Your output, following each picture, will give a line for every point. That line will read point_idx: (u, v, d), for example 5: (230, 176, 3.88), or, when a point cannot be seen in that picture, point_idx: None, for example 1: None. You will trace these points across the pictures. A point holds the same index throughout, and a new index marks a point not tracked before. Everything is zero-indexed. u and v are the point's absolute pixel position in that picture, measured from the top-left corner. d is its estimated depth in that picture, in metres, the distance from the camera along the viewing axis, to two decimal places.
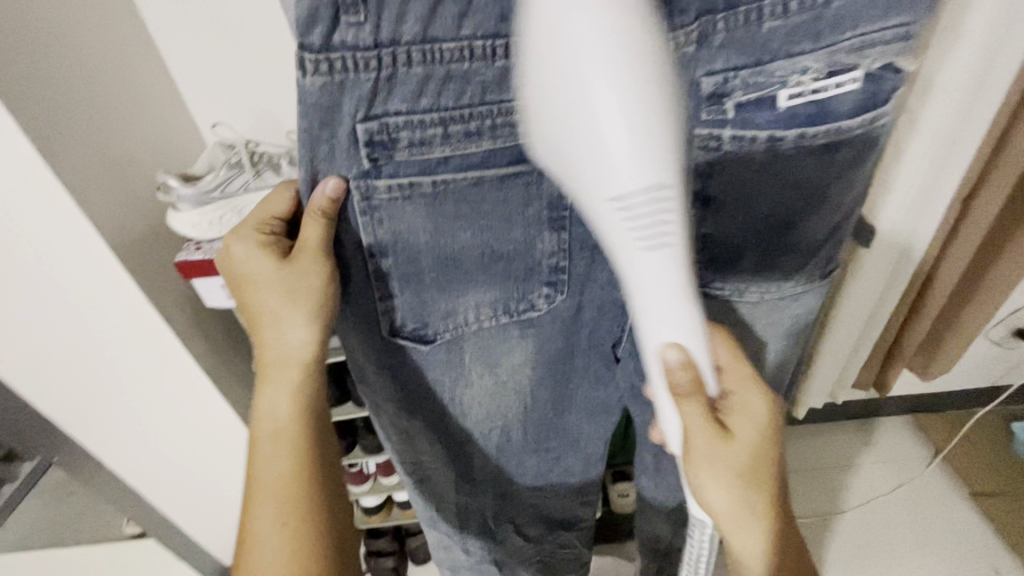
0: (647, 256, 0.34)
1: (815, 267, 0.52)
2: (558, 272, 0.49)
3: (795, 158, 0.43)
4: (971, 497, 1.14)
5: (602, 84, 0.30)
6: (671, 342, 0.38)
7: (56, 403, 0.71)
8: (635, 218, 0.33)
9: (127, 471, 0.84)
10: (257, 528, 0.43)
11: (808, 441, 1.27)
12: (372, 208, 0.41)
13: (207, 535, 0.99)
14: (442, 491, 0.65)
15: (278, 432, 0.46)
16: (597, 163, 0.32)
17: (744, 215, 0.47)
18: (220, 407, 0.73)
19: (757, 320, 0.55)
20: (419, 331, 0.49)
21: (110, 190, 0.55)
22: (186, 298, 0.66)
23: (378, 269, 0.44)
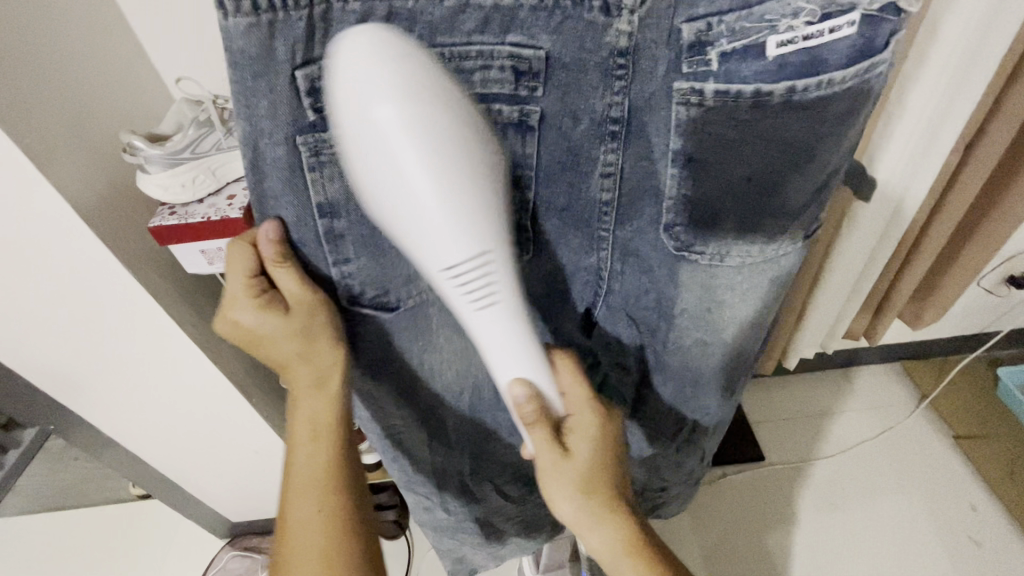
0: (481, 317, 0.40)
1: (800, 226, 0.48)
2: (523, 232, 0.48)
3: (783, 117, 0.40)
4: (953, 440, 1.18)
5: (414, 162, 0.33)
6: (517, 379, 0.43)
7: (43, 376, 0.70)
8: (460, 280, 0.37)
9: (124, 435, 0.84)
10: (295, 520, 0.46)
11: (793, 390, 1.30)
12: (322, 164, 0.39)
13: (211, 491, 1.02)
14: (416, 452, 0.65)
15: (316, 434, 0.48)
16: (419, 234, 0.36)
17: (726, 177, 0.44)
18: (210, 370, 0.72)
19: (745, 288, 0.51)
20: (380, 299, 0.48)
21: (72, 157, 0.51)
22: (164, 263, 0.64)
23: (330, 229, 0.42)
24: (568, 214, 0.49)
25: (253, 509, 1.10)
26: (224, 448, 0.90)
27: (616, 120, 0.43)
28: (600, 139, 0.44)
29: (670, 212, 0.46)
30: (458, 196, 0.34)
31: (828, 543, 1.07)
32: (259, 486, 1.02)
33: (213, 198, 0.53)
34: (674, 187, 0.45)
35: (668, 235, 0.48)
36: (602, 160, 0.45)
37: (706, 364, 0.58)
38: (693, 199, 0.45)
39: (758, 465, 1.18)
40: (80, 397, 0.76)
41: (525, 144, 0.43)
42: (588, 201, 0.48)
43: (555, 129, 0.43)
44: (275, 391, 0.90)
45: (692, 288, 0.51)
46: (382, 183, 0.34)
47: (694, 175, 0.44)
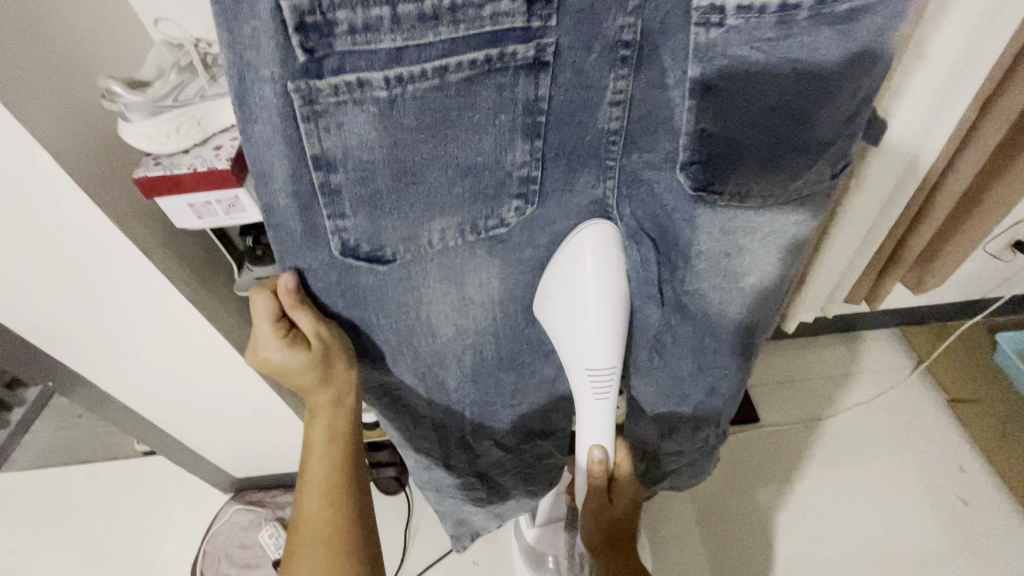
0: (597, 405, 0.51)
1: (827, 164, 0.47)
2: (528, 182, 0.47)
3: (812, 33, 0.39)
4: (947, 403, 1.19)
5: (595, 301, 0.48)
6: (596, 445, 0.52)
7: (39, 331, 0.70)
8: (597, 380, 0.50)
9: (125, 392, 0.85)
10: (308, 506, 0.56)
11: (794, 354, 1.30)
12: (317, 115, 0.38)
13: (214, 447, 1.03)
14: (414, 405, 0.65)
15: (332, 438, 0.57)
16: (582, 342, 0.49)
17: (749, 108, 0.43)
18: (206, 329, 0.72)
19: (759, 229, 0.50)
20: (375, 252, 0.47)
21: (49, 104, 0.49)
22: (155, 218, 0.62)
23: (327, 183, 0.41)
24: (574, 155, 0.47)
25: (255, 465, 1.12)
26: (224, 406, 0.91)
27: (628, 44, 0.41)
28: (611, 66, 0.42)
29: (687, 149, 0.45)
30: (619, 325, 0.49)
31: (819, 500, 1.10)
32: (261, 443, 1.03)
33: (198, 149, 0.50)
34: (691, 122, 0.44)
35: (685, 174, 0.47)
36: (611, 87, 0.43)
37: (720, 317, 0.57)
38: (712, 132, 0.44)
39: (753, 427, 1.19)
40: (79, 354, 0.75)
41: (537, 88, 0.41)
42: (595, 134, 0.46)
43: (570, 65, 0.41)
44: None
45: (717, 233, 0.50)
46: (569, 308, 0.49)
47: (716, 105, 0.43)
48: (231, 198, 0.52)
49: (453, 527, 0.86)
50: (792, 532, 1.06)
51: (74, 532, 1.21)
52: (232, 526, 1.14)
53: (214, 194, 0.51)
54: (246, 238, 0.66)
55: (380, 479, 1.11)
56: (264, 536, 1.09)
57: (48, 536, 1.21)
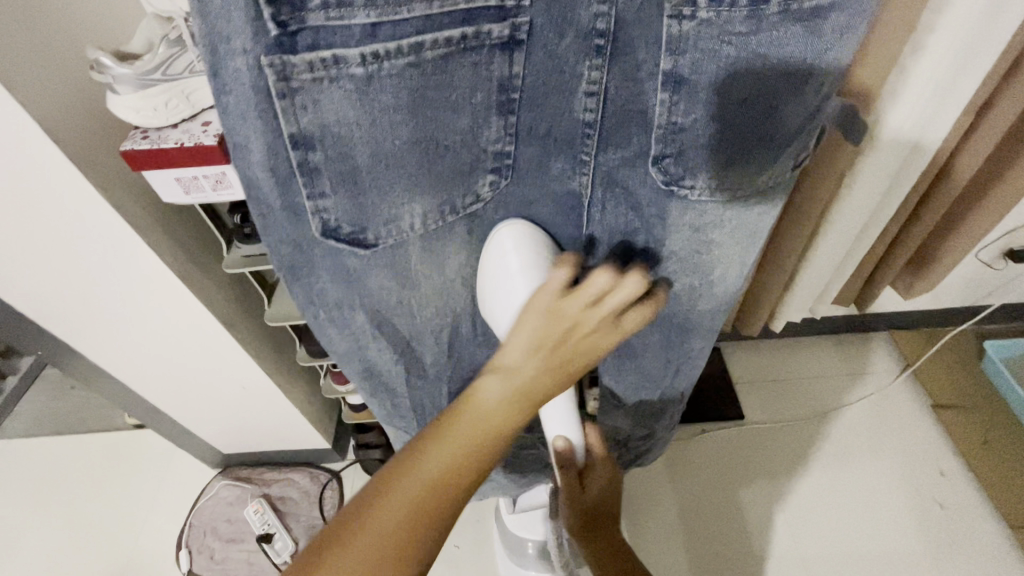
0: None
1: (792, 155, 0.49)
2: (502, 158, 0.47)
3: (778, 30, 0.39)
4: (931, 408, 1.20)
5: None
6: (559, 434, 0.51)
7: (29, 301, 0.70)
8: None
9: (115, 366, 0.85)
10: (440, 444, 0.41)
11: (784, 352, 1.31)
12: (292, 91, 0.37)
13: (203, 423, 1.04)
14: (393, 385, 0.65)
15: (514, 393, 0.43)
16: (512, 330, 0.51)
17: (720, 105, 0.43)
18: (194, 305, 0.73)
19: (722, 217, 0.51)
20: (357, 236, 0.47)
21: (37, 73, 0.49)
22: (144, 191, 0.63)
23: (305, 162, 0.41)
24: (550, 138, 0.47)
25: (244, 443, 1.13)
26: (212, 382, 0.91)
27: (603, 33, 0.40)
28: (586, 55, 0.42)
29: (660, 142, 0.45)
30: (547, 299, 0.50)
31: (802, 497, 1.11)
32: (249, 421, 1.04)
33: (188, 124, 0.51)
34: (664, 113, 0.44)
35: (657, 168, 0.47)
36: (586, 77, 0.43)
37: (697, 313, 0.61)
38: (685, 127, 0.44)
39: (737, 424, 1.21)
40: (66, 325, 0.75)
41: (511, 65, 0.41)
42: (572, 121, 0.46)
43: (540, 46, 0.41)
44: (265, 329, 0.90)
45: (686, 228, 0.52)
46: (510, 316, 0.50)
47: (688, 99, 0.43)
48: (218, 174, 0.52)
49: None
50: (775, 526, 1.08)
51: (64, 501, 1.22)
52: (219, 501, 1.15)
53: (201, 169, 0.52)
54: (235, 216, 0.66)
55: (366, 461, 1.13)
56: (249, 512, 1.10)
57: (37, 504, 1.22)
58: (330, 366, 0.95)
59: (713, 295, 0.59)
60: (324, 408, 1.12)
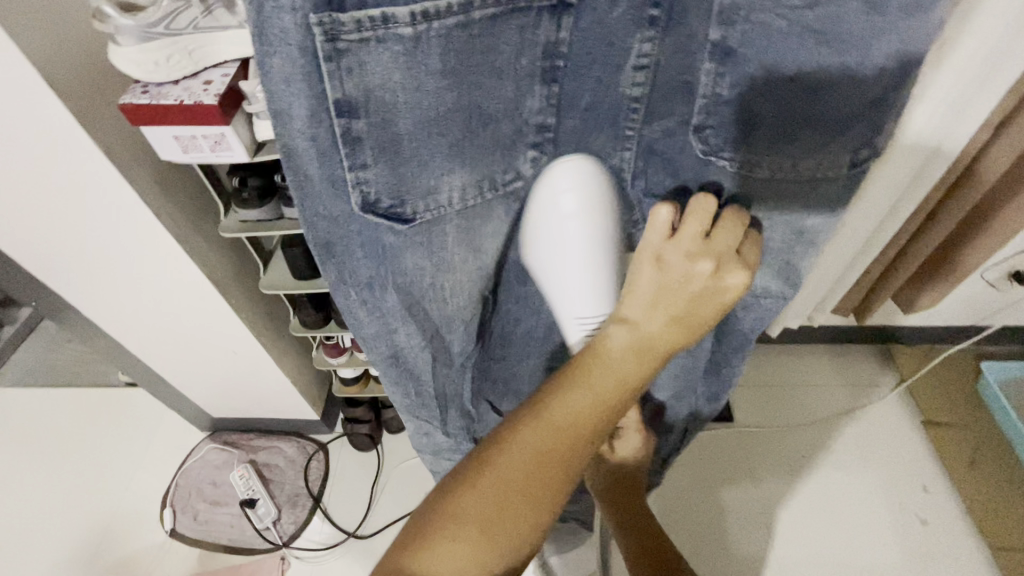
0: None
1: (845, 148, 0.47)
2: (544, 131, 0.48)
3: (838, 5, 0.38)
4: (920, 424, 1.19)
5: (582, 249, 0.51)
6: None
7: (25, 254, 0.70)
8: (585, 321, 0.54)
9: (110, 324, 0.86)
10: (578, 381, 0.39)
11: (778, 359, 1.31)
12: (338, 53, 0.37)
13: (196, 387, 1.05)
14: (421, 371, 0.64)
15: (642, 344, 0.41)
16: (568, 288, 0.53)
17: (767, 82, 0.43)
18: (188, 268, 0.73)
19: (758, 193, 0.52)
20: (395, 210, 0.46)
21: (40, 20, 0.48)
22: (144, 149, 0.62)
23: (348, 130, 0.41)
24: (595, 114, 0.49)
25: (235, 409, 1.14)
26: (204, 347, 0.91)
27: (659, 4, 0.42)
28: (637, 26, 0.43)
29: (703, 112, 0.46)
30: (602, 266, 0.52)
31: (790, 513, 1.10)
32: (241, 387, 1.05)
33: (188, 81, 0.51)
34: (709, 83, 0.45)
35: (697, 137, 0.48)
36: (637, 49, 0.44)
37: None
38: (730, 97, 0.45)
39: (729, 426, 1.21)
40: (59, 279, 0.75)
41: (559, 29, 0.42)
42: (619, 95, 0.47)
43: (591, 12, 0.42)
44: (262, 296, 0.90)
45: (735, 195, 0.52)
46: (557, 254, 0.52)
47: (734, 70, 0.43)
48: (217, 135, 0.52)
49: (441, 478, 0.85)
50: (765, 533, 1.08)
51: (52, 454, 1.24)
52: (206, 463, 1.17)
53: (200, 129, 0.51)
54: (234, 179, 0.65)
55: (354, 435, 1.14)
56: (234, 476, 1.12)
57: (27, 454, 1.24)
58: (323, 338, 0.95)
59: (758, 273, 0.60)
60: (315, 381, 1.13)
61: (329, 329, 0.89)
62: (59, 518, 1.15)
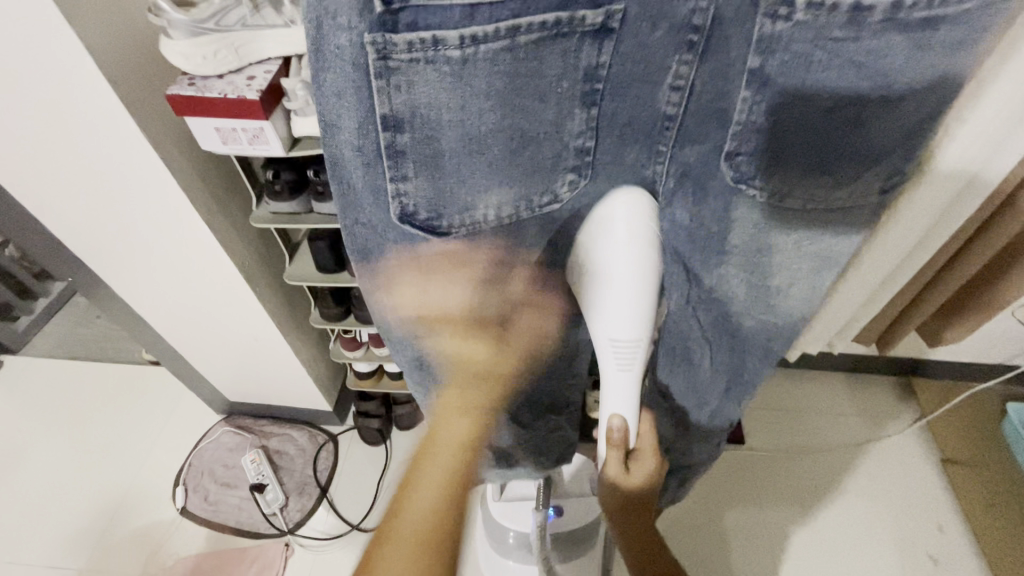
0: (618, 375, 0.50)
1: (874, 177, 0.47)
2: (582, 155, 0.47)
3: (881, 39, 0.38)
4: (938, 463, 1.16)
5: (622, 274, 0.46)
6: (618, 415, 0.52)
7: (68, 232, 0.74)
8: (620, 351, 0.48)
9: (140, 304, 0.88)
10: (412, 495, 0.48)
11: (792, 384, 1.29)
12: (389, 71, 0.40)
13: (215, 370, 1.08)
14: (441, 373, 0.65)
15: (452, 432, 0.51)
16: (601, 311, 0.48)
17: (800, 110, 0.43)
18: (218, 255, 0.75)
19: (789, 227, 0.51)
20: (431, 221, 0.49)
21: (99, 12, 0.51)
22: (186, 138, 0.65)
23: (392, 143, 0.44)
24: (629, 129, 0.46)
25: (250, 394, 1.16)
26: (226, 332, 0.94)
27: (697, 29, 0.40)
28: (677, 49, 0.41)
29: (737, 139, 0.45)
30: (646, 300, 0.47)
31: (800, 544, 1.08)
32: (259, 373, 1.07)
33: (232, 77, 0.53)
34: (746, 110, 0.44)
35: (728, 166, 0.47)
36: (674, 71, 0.43)
37: (745, 316, 0.60)
38: (767, 127, 0.44)
39: (740, 448, 1.20)
40: (98, 258, 0.78)
41: (600, 53, 0.41)
42: (652, 114, 0.46)
43: (632, 35, 0.40)
44: (286, 287, 0.93)
45: (777, 223, 0.51)
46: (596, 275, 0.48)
47: (771, 98, 0.42)
48: (256, 129, 0.53)
49: None
50: (768, 561, 1.06)
51: (75, 423, 1.28)
52: (219, 446, 1.19)
53: (241, 122, 0.53)
54: (268, 171, 0.66)
55: (363, 428, 1.16)
56: (246, 460, 1.14)
57: (50, 423, 1.28)
58: (342, 332, 0.97)
59: (777, 305, 0.58)
60: (330, 373, 1.15)
61: (347, 324, 0.91)
62: (75, 487, 1.18)
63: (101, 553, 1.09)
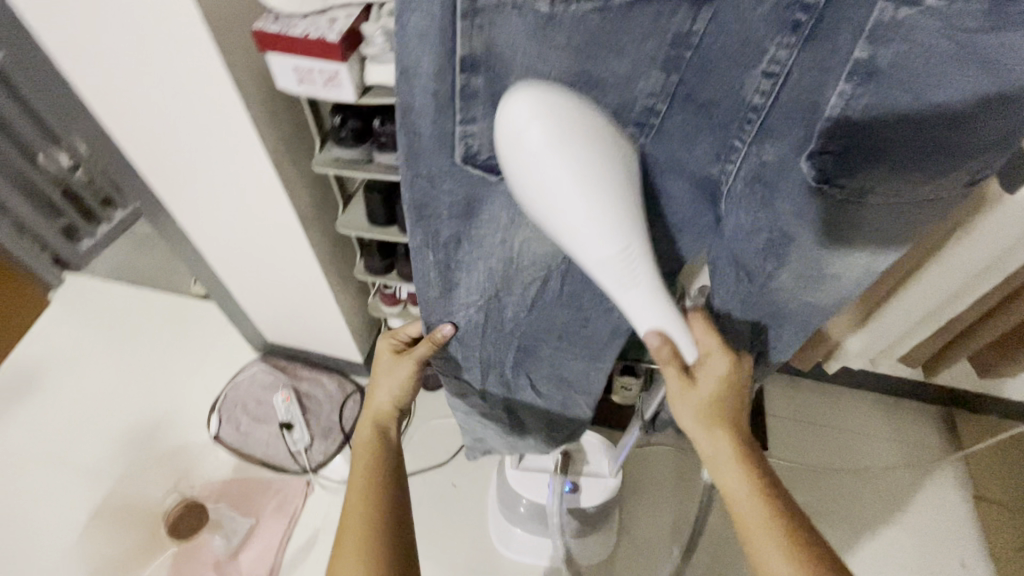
0: (629, 298, 0.46)
1: (962, 174, 0.45)
2: (650, 115, 0.46)
3: (1016, 31, 0.36)
4: (969, 496, 1.12)
5: (573, 186, 0.40)
6: (655, 336, 0.48)
7: (144, 159, 0.77)
8: (614, 272, 0.44)
9: (199, 237, 0.92)
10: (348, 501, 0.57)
11: (825, 398, 1.26)
12: (475, 12, 0.39)
13: (259, 311, 1.12)
14: (467, 331, 0.67)
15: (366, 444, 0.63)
16: (578, 237, 0.42)
17: (903, 106, 0.42)
18: (278, 197, 0.77)
19: (863, 224, 0.50)
20: (493, 163, 0.49)
21: None
22: (264, 77, 0.67)
23: (466, 87, 0.43)
24: (704, 110, 0.47)
25: (288, 338, 1.21)
26: (276, 274, 0.97)
27: (807, 8, 0.40)
28: (776, 28, 0.41)
29: (824, 136, 0.44)
30: (617, 206, 0.42)
31: (862, 560, 1.07)
32: (298, 318, 1.11)
33: (315, 18, 0.54)
34: (839, 105, 0.42)
35: (809, 164, 0.46)
36: (770, 55, 0.42)
37: (795, 303, 0.58)
38: (859, 122, 0.43)
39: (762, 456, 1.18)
40: (167, 187, 0.82)
41: (694, 21, 0.41)
42: (737, 102, 0.46)
43: (732, 8, 0.40)
44: (336, 237, 0.95)
45: (848, 226, 0.50)
46: (550, 196, 0.40)
47: (870, 94, 0.41)
48: (332, 71, 0.55)
49: (473, 440, 0.89)
50: None
51: (125, 343, 1.36)
52: (254, 382, 1.24)
53: (318, 63, 0.54)
54: (337, 117, 0.68)
55: None
56: (278, 399, 1.18)
57: (104, 339, 1.37)
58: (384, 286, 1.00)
59: (826, 292, 0.57)
60: (367, 325, 1.18)
61: (388, 278, 0.93)
62: (120, 402, 1.26)
63: (140, 467, 1.17)
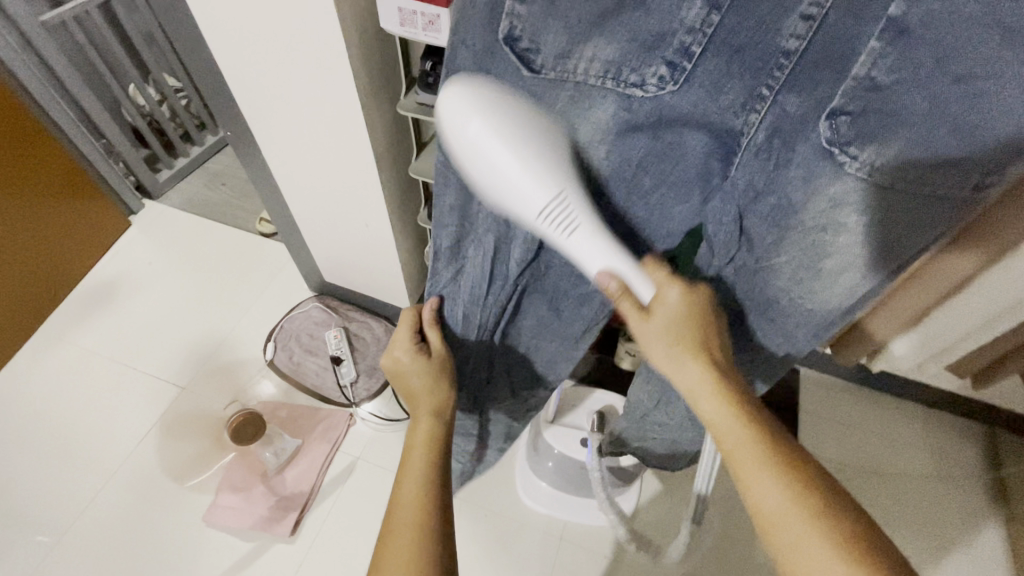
0: (572, 240, 0.48)
1: (975, 169, 0.40)
2: (685, 55, 0.43)
3: None
4: (1001, 519, 1.10)
5: (496, 147, 0.44)
6: (606, 274, 0.49)
7: (240, 87, 0.83)
8: (552, 215, 0.47)
9: (277, 170, 0.98)
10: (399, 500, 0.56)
11: (864, 403, 1.24)
12: None
13: (322, 250, 1.19)
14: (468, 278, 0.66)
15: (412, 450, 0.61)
16: (512, 194, 0.46)
17: (928, 71, 0.38)
18: (359, 136, 0.82)
19: (866, 212, 0.45)
20: (527, 55, 0.46)
21: None
22: (361, 16, 0.71)
23: None
24: (739, 58, 0.42)
25: (345, 280, 1.28)
26: (343, 215, 1.03)
27: None
28: None
29: (846, 95, 0.40)
30: (538, 155, 0.45)
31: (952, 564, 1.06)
32: (357, 261, 1.17)
33: None
34: (867, 63, 0.39)
35: (828, 124, 0.42)
36: None
37: (789, 301, 0.55)
38: (882, 84, 0.39)
39: None
40: (257, 117, 0.88)
41: None
42: (769, 47, 0.41)
43: None
44: (403, 187, 0.99)
45: (857, 207, 0.45)
46: (480, 161, 0.45)
47: (899, 54, 0.38)
48: (433, 15, 0.58)
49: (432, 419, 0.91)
50: None
51: (195, 270, 1.46)
52: (308, 317, 1.30)
53: (422, 6, 0.58)
54: (427, 62, 0.72)
55: None
56: (329, 334, 1.25)
57: (178, 262, 1.47)
58: None
59: (824, 291, 0.53)
60: (418, 274, 1.23)
61: None
62: (187, 321, 1.36)
63: (202, 379, 1.27)
